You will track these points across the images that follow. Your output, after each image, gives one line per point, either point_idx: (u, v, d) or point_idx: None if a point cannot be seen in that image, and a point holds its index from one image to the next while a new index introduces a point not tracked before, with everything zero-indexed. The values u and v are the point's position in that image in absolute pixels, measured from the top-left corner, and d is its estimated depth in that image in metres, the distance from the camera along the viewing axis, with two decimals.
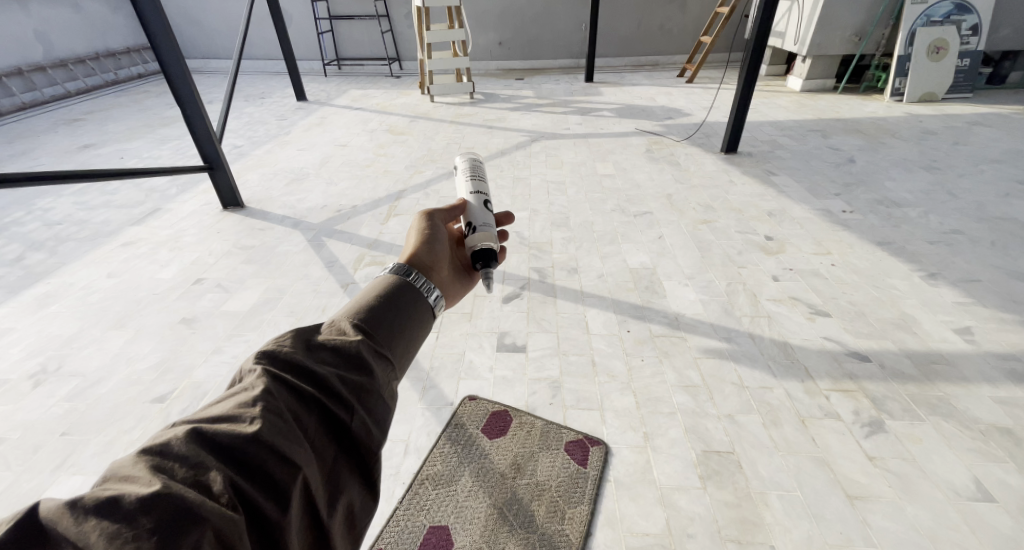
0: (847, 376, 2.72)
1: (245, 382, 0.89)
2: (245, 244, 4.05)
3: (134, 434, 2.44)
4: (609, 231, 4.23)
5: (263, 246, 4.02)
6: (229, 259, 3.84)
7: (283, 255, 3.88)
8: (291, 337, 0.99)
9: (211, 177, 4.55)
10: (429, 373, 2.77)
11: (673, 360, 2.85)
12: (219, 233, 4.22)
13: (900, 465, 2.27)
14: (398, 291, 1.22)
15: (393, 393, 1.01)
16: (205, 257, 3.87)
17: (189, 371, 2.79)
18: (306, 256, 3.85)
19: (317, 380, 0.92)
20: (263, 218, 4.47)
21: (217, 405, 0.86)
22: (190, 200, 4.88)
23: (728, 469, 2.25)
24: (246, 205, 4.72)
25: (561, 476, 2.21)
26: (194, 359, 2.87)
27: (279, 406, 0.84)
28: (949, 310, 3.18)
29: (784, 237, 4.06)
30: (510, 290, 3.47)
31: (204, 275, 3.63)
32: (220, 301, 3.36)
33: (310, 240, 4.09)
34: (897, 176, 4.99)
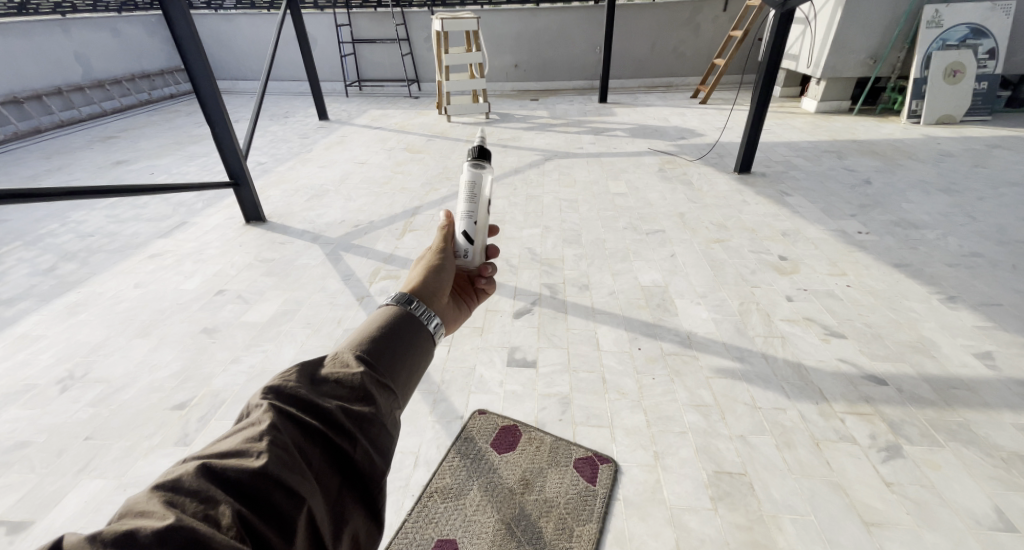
0: (863, 399, 2.67)
1: (252, 417, 0.94)
2: (266, 257, 4.17)
3: (154, 439, 2.51)
4: (621, 249, 4.26)
5: (283, 259, 4.13)
6: (250, 271, 3.95)
7: (302, 268, 3.98)
8: (296, 372, 1.03)
9: (235, 192, 4.70)
10: (440, 386, 2.79)
11: (685, 379, 2.84)
12: (241, 247, 4.34)
13: (918, 491, 2.22)
14: (403, 319, 1.23)
15: (397, 422, 1.05)
16: (228, 269, 3.99)
17: (207, 380, 2.86)
18: (324, 270, 3.95)
19: (322, 412, 0.97)
20: (284, 232, 4.60)
21: (225, 440, 0.91)
22: (214, 214, 5.04)
23: (739, 490, 2.22)
24: (267, 219, 4.87)
25: (569, 493, 2.20)
26: (213, 368, 2.94)
27: (284, 440, 0.89)
28: (968, 334, 3.12)
29: (797, 257, 4.04)
30: (521, 305, 3.50)
31: (225, 287, 3.74)
32: (240, 312, 3.44)
33: (328, 253, 4.19)
34: (914, 198, 4.95)
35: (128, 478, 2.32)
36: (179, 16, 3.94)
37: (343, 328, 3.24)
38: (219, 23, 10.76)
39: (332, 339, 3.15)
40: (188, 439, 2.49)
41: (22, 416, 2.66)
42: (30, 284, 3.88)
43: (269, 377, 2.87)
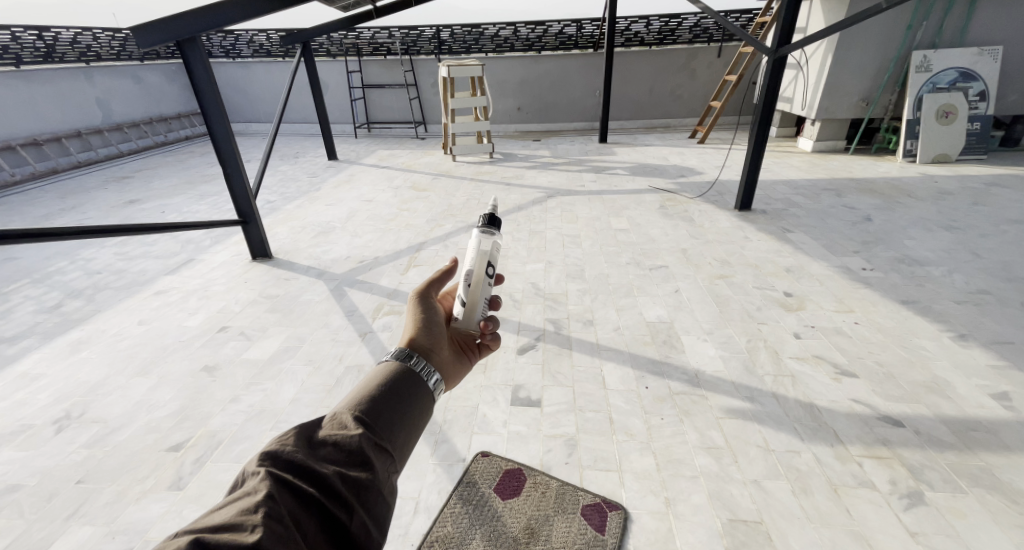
0: (880, 442, 2.58)
1: (248, 485, 0.97)
2: (270, 293, 4.17)
3: (148, 483, 2.42)
4: (625, 284, 4.24)
5: (287, 295, 4.13)
6: (254, 308, 3.94)
7: (306, 304, 3.97)
8: (294, 435, 1.07)
9: (243, 230, 4.75)
10: (442, 426, 2.71)
11: (694, 419, 2.75)
12: (245, 283, 4.35)
13: (945, 542, 2.10)
14: (402, 376, 1.29)
15: (393, 487, 1.08)
16: (232, 305, 3.98)
17: (206, 419, 2.79)
18: (328, 305, 3.94)
19: (320, 479, 1.01)
20: (289, 268, 4.62)
21: (219, 511, 0.94)
22: (221, 251, 5.08)
23: (756, 541, 2.11)
24: (273, 256, 4.90)
25: (577, 543, 2.10)
26: (212, 407, 2.88)
27: (280, 512, 0.93)
28: (983, 373, 3.05)
29: (803, 293, 4.02)
30: (525, 341, 3.45)
31: (229, 323, 3.72)
32: (242, 349, 3.41)
33: (332, 289, 4.19)
34: (916, 235, 4.97)
35: (118, 525, 2.22)
36: (197, 63, 4.10)
37: (344, 365, 3.20)
38: (235, 70, 11.22)
39: (333, 377, 3.09)
40: (182, 483, 2.40)
41: (15, 458, 2.59)
42: (34, 321, 3.87)
43: (268, 416, 2.80)
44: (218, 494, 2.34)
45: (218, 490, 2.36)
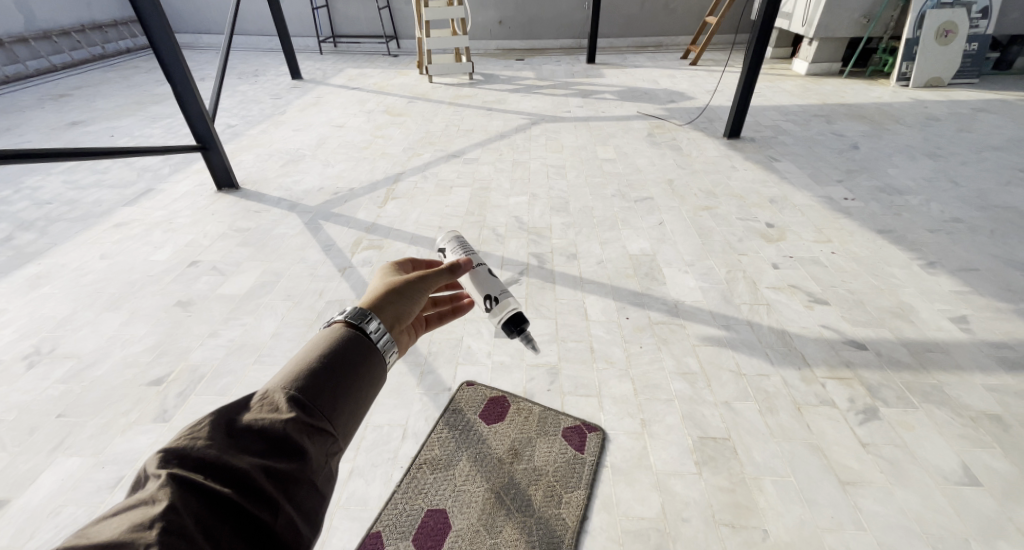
0: (843, 364, 2.74)
1: (143, 491, 0.80)
2: (240, 226, 4.01)
3: (132, 416, 2.45)
4: (609, 217, 4.20)
5: (260, 228, 3.98)
6: (225, 241, 3.81)
7: (279, 238, 3.85)
8: (210, 426, 0.91)
9: (204, 156, 4.47)
10: (427, 358, 2.76)
11: (672, 347, 2.86)
12: (212, 215, 4.17)
13: (893, 451, 2.30)
14: (347, 345, 1.14)
15: (327, 474, 0.96)
16: (200, 239, 3.83)
17: (184, 354, 2.79)
18: (303, 239, 3.83)
19: (237, 475, 0.86)
20: (259, 199, 4.43)
21: (103, 524, 0.76)
22: (182, 180, 4.81)
23: (723, 455, 2.28)
24: (241, 187, 4.66)
25: (558, 462, 2.23)
26: (190, 342, 2.86)
27: (183, 523, 0.76)
28: (945, 298, 3.19)
29: (784, 223, 4.05)
30: (509, 276, 3.44)
31: (198, 258, 3.61)
32: (216, 284, 3.33)
33: (306, 222, 4.06)
34: (900, 163, 4.96)
35: (106, 455, 2.27)
36: None
37: (325, 301, 3.16)
38: None
39: (313, 311, 3.08)
40: (167, 415, 2.43)
41: None
42: None
43: (250, 350, 2.80)
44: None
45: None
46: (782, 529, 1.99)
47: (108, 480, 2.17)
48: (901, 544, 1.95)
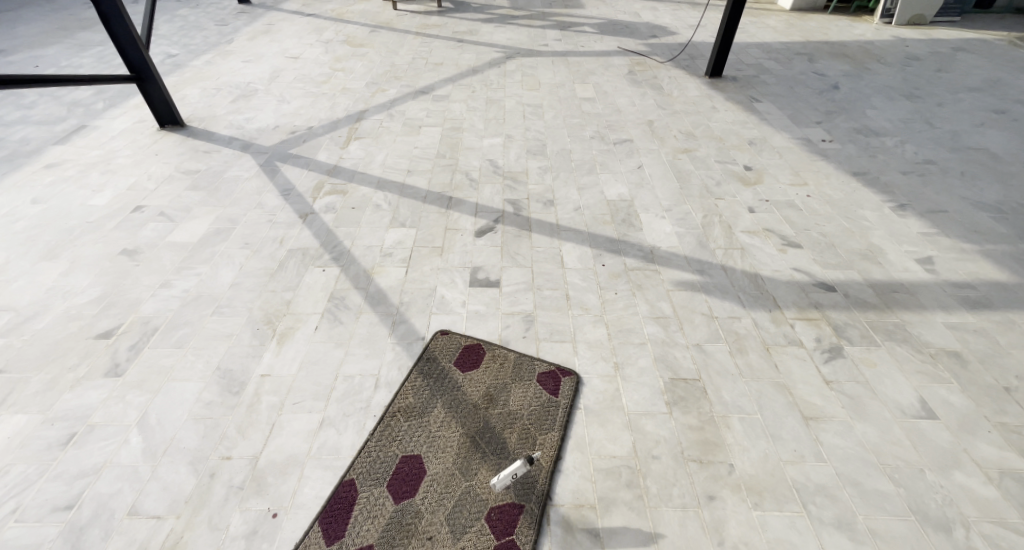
0: (812, 305, 2.79)
1: None
2: (188, 168, 3.77)
3: (80, 371, 2.33)
4: (587, 160, 4.08)
5: (210, 170, 3.76)
6: (172, 185, 3.58)
7: (232, 181, 3.64)
8: None
9: (141, 89, 4.10)
10: (399, 308, 2.69)
11: (647, 293, 2.86)
12: (155, 156, 3.91)
13: (854, 387, 2.39)
14: None
15: None
16: (144, 182, 3.60)
17: (135, 305, 2.65)
18: (259, 183, 3.62)
19: None
20: (208, 138, 4.15)
21: None
22: (119, 117, 4.45)
23: (693, 395, 2.33)
24: (186, 124, 4.35)
25: (532, 405, 2.25)
26: (140, 293, 2.72)
27: None
28: (913, 240, 3.25)
29: (762, 166, 4.00)
30: (484, 223, 3.34)
31: (144, 203, 3.40)
32: (165, 232, 3.15)
33: (262, 164, 3.83)
34: (879, 104, 4.90)
35: (54, 412, 2.16)
36: None
37: (287, 249, 3.03)
38: None
39: (274, 260, 2.95)
40: (119, 370, 2.32)
41: None
42: None
43: (207, 301, 2.68)
44: (160, 379, 2.27)
45: (160, 374, 2.30)
46: (746, 463, 2.08)
47: (58, 438, 2.07)
48: (857, 474, 2.06)
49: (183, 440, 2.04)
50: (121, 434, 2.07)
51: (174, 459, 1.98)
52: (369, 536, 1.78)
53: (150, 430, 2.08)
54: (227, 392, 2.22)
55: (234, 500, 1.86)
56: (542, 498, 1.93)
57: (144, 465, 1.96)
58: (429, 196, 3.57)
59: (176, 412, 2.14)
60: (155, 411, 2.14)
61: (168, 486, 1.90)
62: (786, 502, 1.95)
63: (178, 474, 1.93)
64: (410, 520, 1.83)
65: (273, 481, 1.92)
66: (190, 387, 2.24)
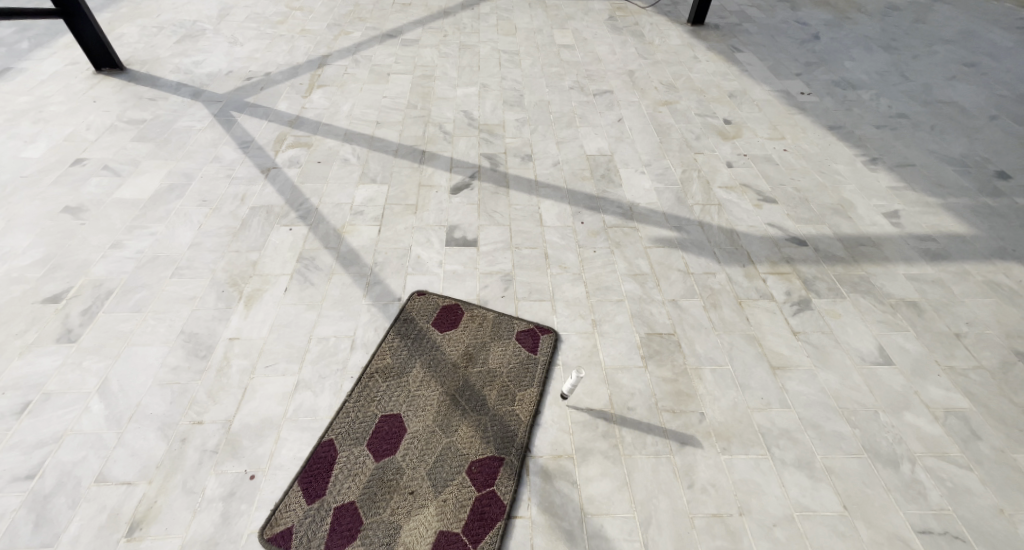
0: (784, 260, 2.85)
1: None
2: (132, 117, 3.50)
3: (30, 337, 2.21)
4: (566, 112, 3.95)
5: (156, 119, 3.50)
6: (116, 135, 3.34)
7: (183, 132, 3.41)
8: None
9: (71, 27, 3.71)
10: (373, 268, 2.63)
11: (625, 250, 2.86)
12: (93, 103, 3.62)
13: (819, 337, 2.48)
14: None
15: None
16: (83, 133, 3.34)
17: (85, 267, 2.51)
18: (214, 134, 3.40)
19: None
20: (152, 84, 3.85)
21: None
22: (49, 59, 4.08)
23: (668, 349, 2.39)
24: (127, 68, 4.01)
25: (511, 363, 2.27)
26: (90, 255, 2.57)
27: None
28: (882, 194, 3.31)
29: (741, 120, 3.96)
30: (459, 179, 3.24)
31: (85, 155, 3.17)
32: (111, 188, 2.95)
33: (216, 114, 3.58)
34: (858, 55, 4.85)
35: (6, 380, 2.06)
36: None
37: (249, 207, 2.89)
38: None
39: (236, 219, 2.81)
40: (73, 336, 2.21)
41: None
42: None
43: (165, 263, 2.55)
44: (120, 344, 2.19)
45: (119, 340, 2.20)
46: (716, 411, 2.17)
47: (12, 407, 1.97)
48: (818, 418, 2.17)
49: (149, 406, 1.97)
50: (81, 401, 1.98)
51: (140, 425, 1.92)
52: (350, 493, 1.80)
53: (112, 397, 2.00)
54: (193, 357, 2.15)
55: (208, 464, 1.83)
56: (521, 450, 1.98)
57: (109, 432, 1.90)
58: (400, 149, 3.43)
59: (140, 378, 2.07)
60: (117, 378, 2.06)
61: (137, 452, 1.84)
62: (752, 446, 2.05)
63: (147, 440, 1.87)
64: (391, 477, 1.86)
65: (248, 443, 1.90)
66: (153, 352, 2.16)
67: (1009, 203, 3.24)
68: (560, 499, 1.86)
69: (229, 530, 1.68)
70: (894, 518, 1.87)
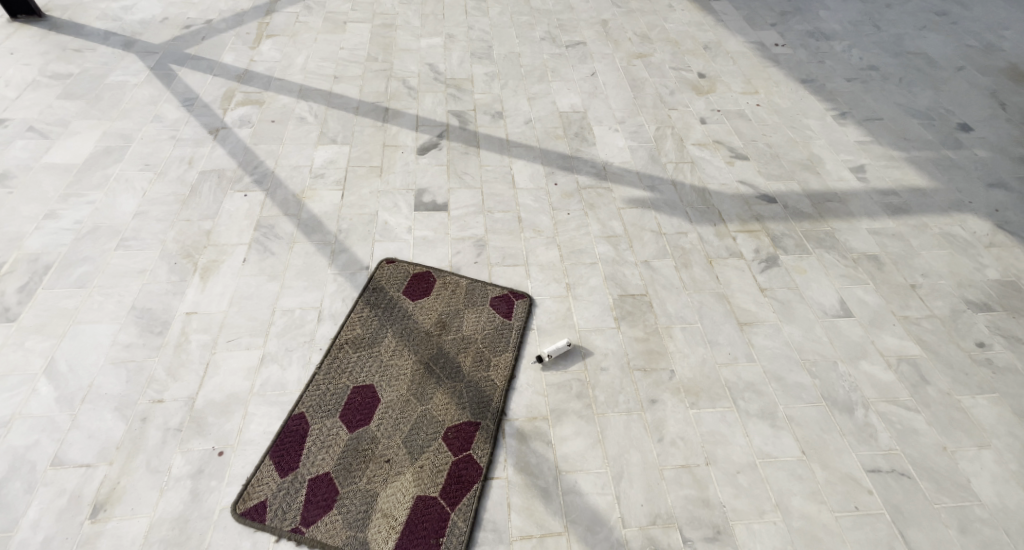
0: (754, 218, 2.86)
1: None
2: (56, 71, 3.17)
3: None
4: (538, 65, 3.77)
5: (84, 73, 3.18)
6: (39, 92, 3.02)
7: (117, 88, 3.10)
8: None
9: None
10: (338, 236, 2.52)
11: (599, 212, 2.82)
12: (10, 56, 3.25)
13: (785, 293, 2.54)
14: None
15: None
16: (1, 90, 3.01)
17: (18, 240, 2.31)
18: (153, 91, 3.12)
19: None
20: (76, 33, 3.46)
21: None
22: None
23: (640, 309, 2.41)
24: (46, 15, 3.59)
25: (486, 329, 2.25)
26: (22, 226, 2.36)
27: None
28: (849, 149, 3.33)
29: (716, 73, 3.87)
30: (426, 139, 3.09)
31: (5, 115, 2.86)
32: (40, 151, 2.70)
33: (153, 67, 3.27)
34: (833, 4, 4.75)
35: None
36: None
37: (198, 171, 2.70)
38: None
39: (184, 184, 2.63)
40: (12, 315, 2.05)
41: None
42: None
43: (108, 233, 2.38)
44: (65, 322, 2.05)
45: (64, 317, 2.07)
46: (686, 368, 2.22)
47: None
48: (781, 370, 2.25)
49: (103, 386, 1.88)
50: (27, 384, 1.87)
51: (96, 406, 1.83)
52: (325, 464, 1.79)
53: (61, 378, 1.89)
54: (148, 333, 2.05)
55: (173, 442, 1.77)
56: (497, 414, 1.99)
57: (61, 414, 1.80)
58: (361, 106, 3.23)
59: (90, 357, 1.96)
60: (64, 358, 1.95)
61: (94, 434, 1.76)
62: (719, 400, 2.12)
63: (104, 422, 1.79)
64: (366, 447, 1.85)
65: (214, 420, 1.84)
66: (102, 330, 2.04)
67: (968, 155, 3.31)
68: (535, 458, 1.89)
69: (199, 506, 1.64)
70: (848, 459, 1.98)
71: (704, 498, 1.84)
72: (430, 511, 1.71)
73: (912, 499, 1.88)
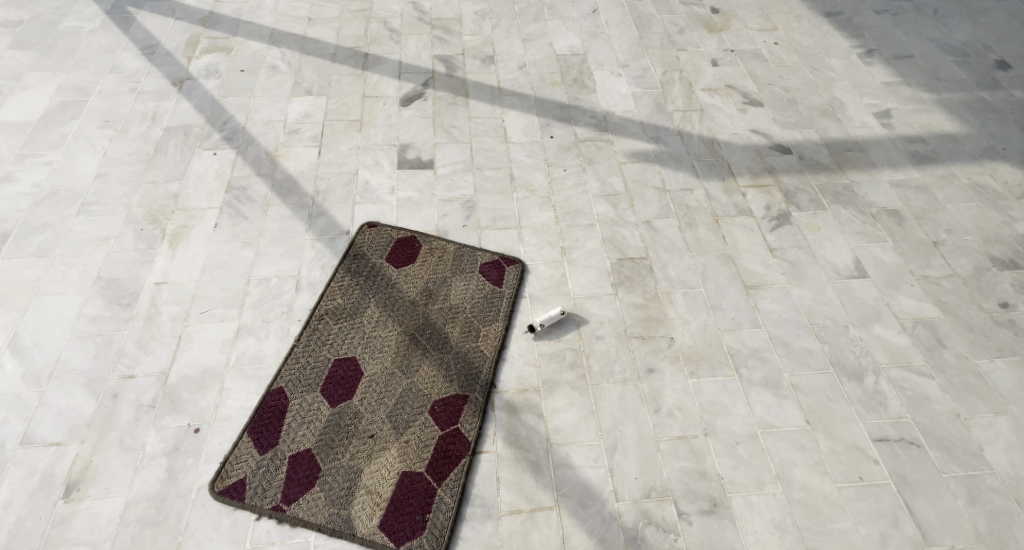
0: (766, 171, 2.64)
1: None
2: (4, 18, 2.90)
3: None
4: (533, 2, 3.42)
5: (34, 20, 2.91)
6: None
7: (71, 36, 2.85)
8: None
9: None
10: (316, 198, 2.35)
11: (597, 167, 2.61)
12: None
13: (796, 253, 2.37)
14: None
15: None
16: None
17: None
18: (110, 38, 2.86)
19: None
20: None
21: None
22: None
23: (639, 274, 2.26)
24: None
25: (475, 298, 2.13)
26: None
27: None
28: (875, 92, 3.03)
29: (730, 8, 3.50)
30: (410, 89, 2.84)
31: None
32: None
33: (109, 12, 2.99)
34: None
35: None
36: None
37: (163, 128, 2.50)
38: None
39: (148, 143, 2.44)
40: None
41: None
42: None
43: (68, 198, 2.23)
44: (28, 294, 1.95)
45: (26, 289, 1.97)
46: (686, 336, 2.09)
47: None
48: (788, 336, 2.12)
49: (71, 361, 1.80)
50: None
51: (64, 382, 1.76)
52: (305, 440, 1.72)
53: (26, 353, 1.81)
54: (115, 305, 1.94)
55: (146, 420, 1.70)
56: (486, 386, 1.90)
57: (28, 391, 1.74)
58: (339, 53, 2.96)
59: (55, 331, 1.87)
60: (28, 332, 1.86)
61: (63, 412, 1.70)
62: (720, 368, 2.01)
63: (73, 399, 1.72)
64: (348, 422, 1.77)
65: (189, 396, 1.77)
66: (67, 302, 1.94)
67: (1005, 96, 3.00)
68: (526, 432, 1.81)
69: (176, 485, 1.59)
70: (854, 429, 1.88)
71: (701, 470, 1.76)
72: (415, 487, 1.65)
73: (920, 469, 1.79)
